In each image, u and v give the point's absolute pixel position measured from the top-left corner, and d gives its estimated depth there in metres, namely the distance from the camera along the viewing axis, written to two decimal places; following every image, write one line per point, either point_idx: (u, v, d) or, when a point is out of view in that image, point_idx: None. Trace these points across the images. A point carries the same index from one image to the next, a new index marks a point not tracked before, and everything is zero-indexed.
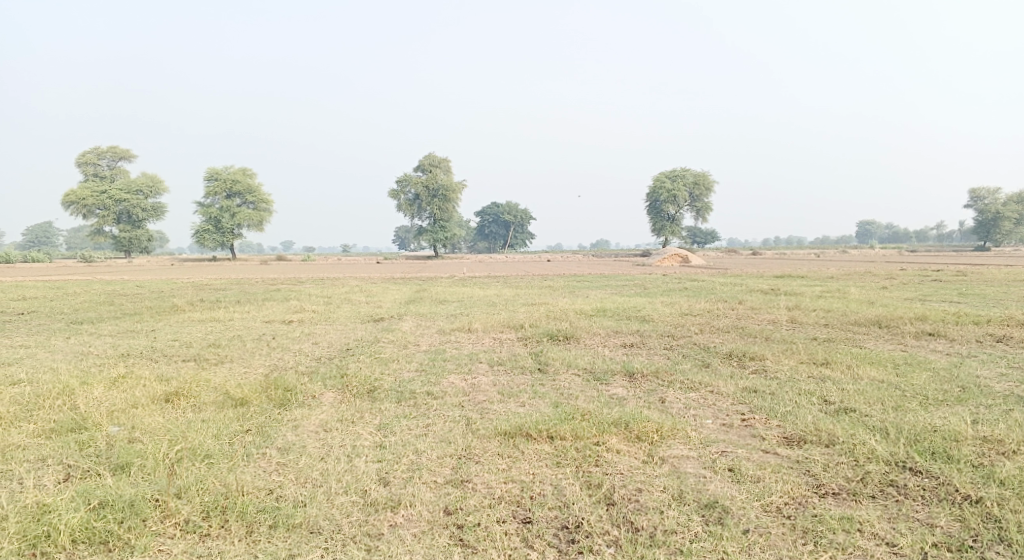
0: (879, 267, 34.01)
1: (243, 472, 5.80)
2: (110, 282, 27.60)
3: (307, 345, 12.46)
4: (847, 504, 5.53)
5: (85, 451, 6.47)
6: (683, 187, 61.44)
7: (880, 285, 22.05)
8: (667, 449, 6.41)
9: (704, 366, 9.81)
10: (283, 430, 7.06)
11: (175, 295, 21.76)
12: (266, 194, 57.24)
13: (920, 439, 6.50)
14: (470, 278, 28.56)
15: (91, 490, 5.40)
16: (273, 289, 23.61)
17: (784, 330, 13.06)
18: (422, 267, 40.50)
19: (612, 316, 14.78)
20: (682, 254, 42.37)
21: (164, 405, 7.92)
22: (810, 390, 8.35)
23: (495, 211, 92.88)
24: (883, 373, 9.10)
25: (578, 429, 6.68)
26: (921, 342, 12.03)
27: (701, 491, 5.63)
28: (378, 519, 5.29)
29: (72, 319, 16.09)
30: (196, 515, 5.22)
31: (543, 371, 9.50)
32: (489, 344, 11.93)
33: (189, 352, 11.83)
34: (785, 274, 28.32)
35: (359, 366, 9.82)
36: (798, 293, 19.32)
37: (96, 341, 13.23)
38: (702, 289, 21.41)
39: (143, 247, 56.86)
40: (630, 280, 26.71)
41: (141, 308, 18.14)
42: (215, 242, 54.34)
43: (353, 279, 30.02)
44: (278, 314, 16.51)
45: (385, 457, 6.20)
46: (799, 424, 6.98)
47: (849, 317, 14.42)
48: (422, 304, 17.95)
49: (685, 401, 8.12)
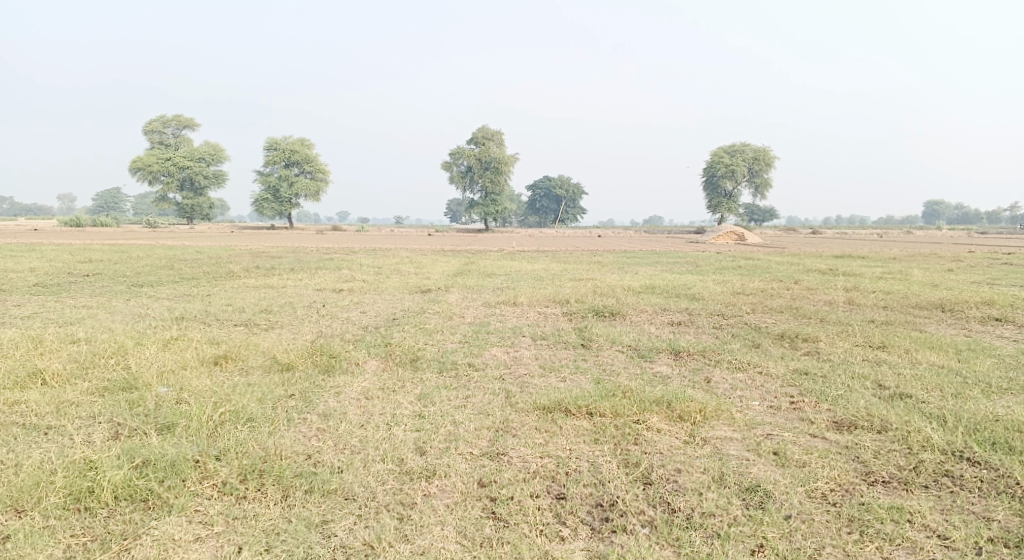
0: (947, 249, 32.61)
1: (283, 437, 5.87)
2: (172, 247, 28.45)
3: (354, 313, 12.59)
4: (897, 494, 5.29)
5: (134, 409, 6.66)
6: (742, 162, 59.90)
7: (946, 268, 21.09)
8: (710, 430, 6.24)
9: (754, 346, 9.55)
10: (325, 396, 7.14)
11: (232, 261, 22.28)
12: (324, 164, 57.99)
13: (980, 428, 6.19)
14: (520, 252, 28.50)
15: (135, 449, 5.54)
16: (326, 258, 23.94)
17: (840, 311, 12.63)
18: (472, 240, 40.57)
19: (661, 293, 14.53)
20: (737, 232, 41.37)
21: (213, 368, 8.10)
22: (864, 374, 8.05)
23: (547, 184, 92.28)
24: (944, 358, 8.70)
25: (618, 406, 6.57)
26: (986, 327, 11.48)
27: (742, 474, 5.46)
28: (412, 489, 5.29)
29: (133, 282, 16.63)
30: (234, 477, 5.30)
31: (587, 347, 9.38)
32: (534, 317, 11.85)
33: (241, 317, 12.10)
34: (844, 254, 27.41)
35: (403, 336, 9.87)
36: (857, 274, 18.66)
37: (153, 304, 13.65)
38: (756, 268, 20.84)
39: (204, 215, 58.47)
40: (682, 256, 26.30)
41: (198, 274, 18.61)
42: (273, 210, 55.42)
43: (404, 249, 30.26)
44: (329, 283, 16.73)
45: (424, 427, 6.20)
46: (851, 408, 6.72)
47: (910, 299, 13.85)
48: (470, 276, 17.98)
49: (732, 381, 7.91)
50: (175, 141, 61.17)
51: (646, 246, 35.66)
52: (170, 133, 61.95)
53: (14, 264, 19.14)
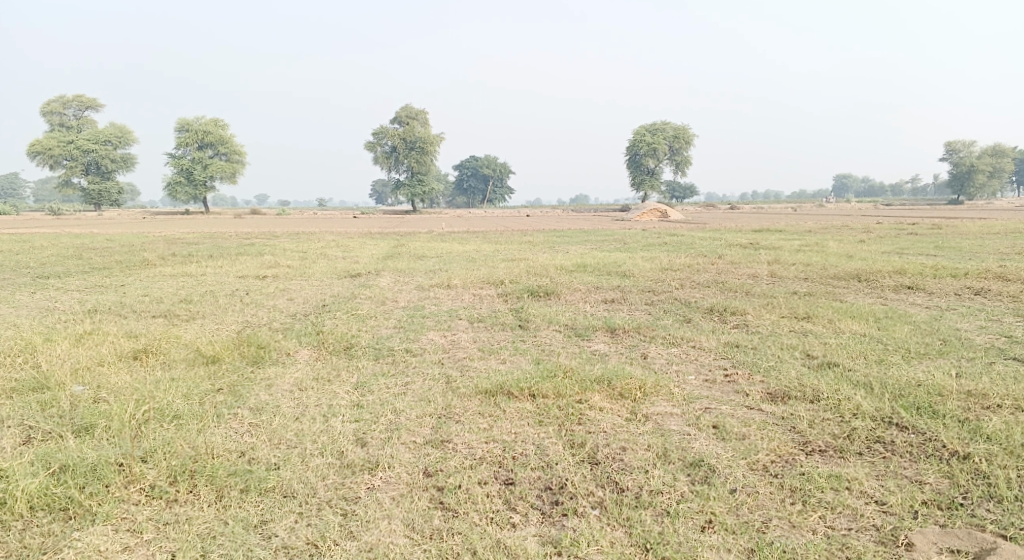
0: (856, 220, 33.99)
1: (213, 434, 5.57)
2: (80, 236, 26.87)
3: (282, 300, 12.16)
4: (834, 462, 5.45)
5: (47, 411, 6.21)
6: (663, 140, 60.98)
7: (858, 239, 22.01)
8: (651, 407, 6.28)
9: (687, 321, 9.70)
10: (255, 389, 6.83)
11: (145, 249, 21.20)
12: (240, 146, 55.94)
13: (904, 393, 6.44)
14: (448, 232, 28.21)
15: (51, 455, 5.16)
16: (247, 244, 23.08)
17: (764, 284, 13.00)
18: (398, 222, 39.96)
19: (593, 271, 14.62)
20: (660, 208, 42.08)
21: (132, 364, 7.65)
22: (793, 344, 8.28)
23: (472, 165, 91.76)
24: (865, 327, 9.04)
25: (559, 387, 6.53)
26: (900, 295, 12.00)
27: (686, 449, 5.51)
28: (355, 482, 5.12)
29: (38, 273, 15.61)
30: (162, 480, 5.00)
31: (524, 327, 9.34)
32: (469, 299, 11.72)
33: (160, 308, 11.51)
34: (762, 229, 28.26)
35: (336, 323, 9.57)
36: (777, 247, 19.27)
37: (62, 297, 12.83)
38: (681, 243, 21.26)
39: (113, 201, 55.65)
40: (610, 234, 26.55)
41: (110, 263, 17.66)
42: (188, 195, 53.12)
43: (329, 233, 29.51)
44: (252, 269, 16.11)
45: (363, 416, 6.01)
46: (784, 379, 6.89)
47: (829, 270, 14.36)
48: (400, 259, 17.67)
49: (667, 357, 8.01)
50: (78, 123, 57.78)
51: (574, 224, 35.90)
52: (71, 115, 58.42)
53: None
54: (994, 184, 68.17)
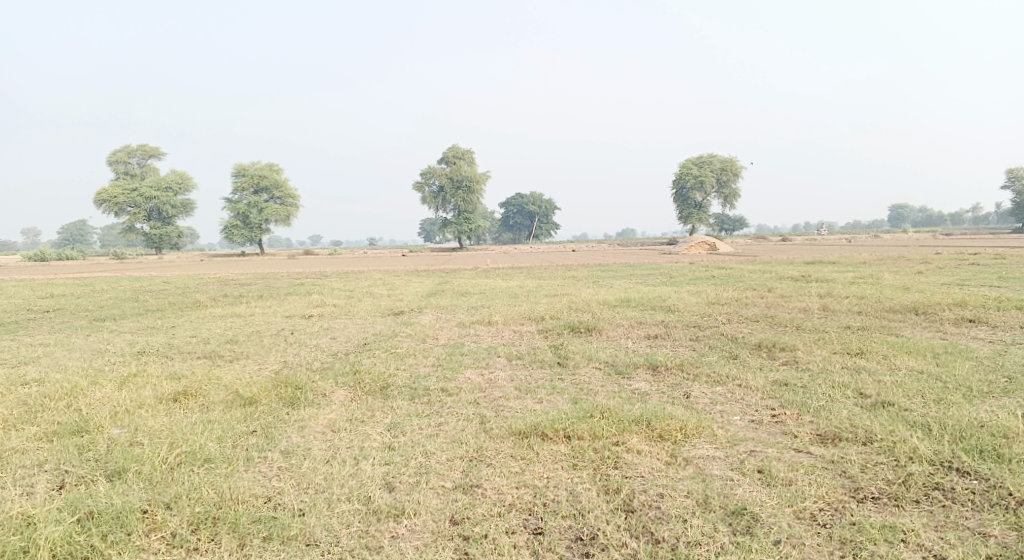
0: (913, 251, 32.86)
1: (241, 479, 5.52)
2: (138, 278, 27.77)
3: (324, 340, 12.21)
4: (888, 511, 5.08)
5: (84, 455, 6.26)
6: (710, 173, 60.42)
7: (915, 270, 21.22)
8: (692, 449, 6.00)
9: (732, 358, 9.36)
10: (289, 432, 6.77)
11: (199, 290, 21.71)
12: (292, 188, 57.43)
13: (966, 436, 6.01)
14: (494, 269, 28.21)
15: (80, 500, 5.17)
16: (297, 283, 23.46)
17: (815, 318, 12.54)
18: (446, 259, 40.26)
19: (637, 306, 14.36)
20: (709, 241, 41.47)
21: (171, 406, 7.69)
22: (844, 382, 7.88)
23: (519, 202, 92.34)
24: (923, 363, 8.57)
25: (596, 428, 6.29)
26: (961, 329, 11.41)
27: (727, 496, 5.22)
28: (380, 530, 4.97)
29: (95, 316, 16.08)
30: (184, 528, 4.94)
31: (563, 365, 9.13)
32: (509, 337, 11.56)
33: (205, 349, 11.66)
34: (814, 261, 27.51)
35: (374, 362, 9.52)
36: (830, 279, 18.67)
37: (115, 339, 13.14)
38: (729, 277, 20.81)
39: (173, 244, 57.53)
40: (657, 268, 26.24)
41: (164, 304, 18.11)
42: (243, 237, 54.57)
43: (378, 271, 29.84)
44: (298, 309, 16.30)
45: (393, 460, 5.88)
46: (834, 420, 6.52)
47: (884, 303, 13.80)
48: (444, 296, 17.68)
49: (711, 396, 7.70)
50: (141, 170, 60.23)
51: (621, 258, 35.62)
52: (135, 163, 60.97)
53: None
54: None
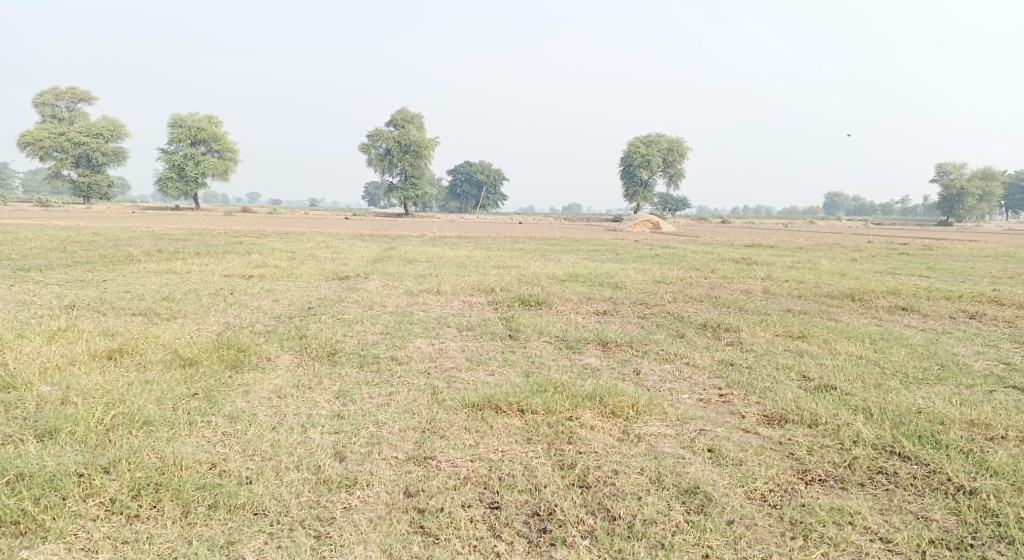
0: (847, 239, 33.88)
1: (183, 443, 5.29)
2: (65, 228, 26.43)
3: (266, 301, 11.86)
4: (835, 493, 5.24)
5: (11, 412, 5.90)
6: (657, 152, 60.97)
7: (850, 257, 21.90)
8: (644, 427, 6.02)
9: (679, 337, 9.47)
10: (232, 396, 6.53)
11: (132, 243, 20.84)
12: (233, 143, 55.52)
13: (905, 421, 6.22)
14: (440, 237, 27.90)
15: (9, 461, 4.88)
16: (235, 242, 22.71)
17: (758, 300, 12.80)
18: (390, 224, 39.65)
19: (585, 282, 14.40)
20: (653, 220, 41.90)
21: (106, 364, 7.34)
22: (788, 364, 8.05)
23: (467, 170, 91.56)
24: (862, 349, 8.83)
25: (549, 403, 6.26)
26: (895, 317, 11.80)
27: (680, 475, 5.28)
28: (331, 501, 4.85)
29: (18, 266, 15.23)
30: (124, 494, 4.71)
31: (513, 338, 9.08)
32: (457, 307, 11.44)
33: (141, 306, 11.19)
34: (754, 244, 28.12)
35: (320, 327, 9.27)
36: (770, 263, 19.10)
37: (41, 290, 12.47)
38: (673, 256, 21.04)
39: (103, 194, 55.01)
40: (602, 244, 26.35)
41: (94, 257, 17.27)
42: (179, 190, 52.53)
43: (321, 233, 29.13)
44: (238, 268, 15.78)
45: (343, 428, 5.73)
46: (780, 402, 6.65)
47: (822, 288, 14.18)
48: (390, 263, 17.39)
49: (660, 374, 7.77)
50: (70, 114, 57.18)
51: (568, 233, 35.69)
52: (63, 106, 57.81)
53: None
54: (983, 208, 68.43)
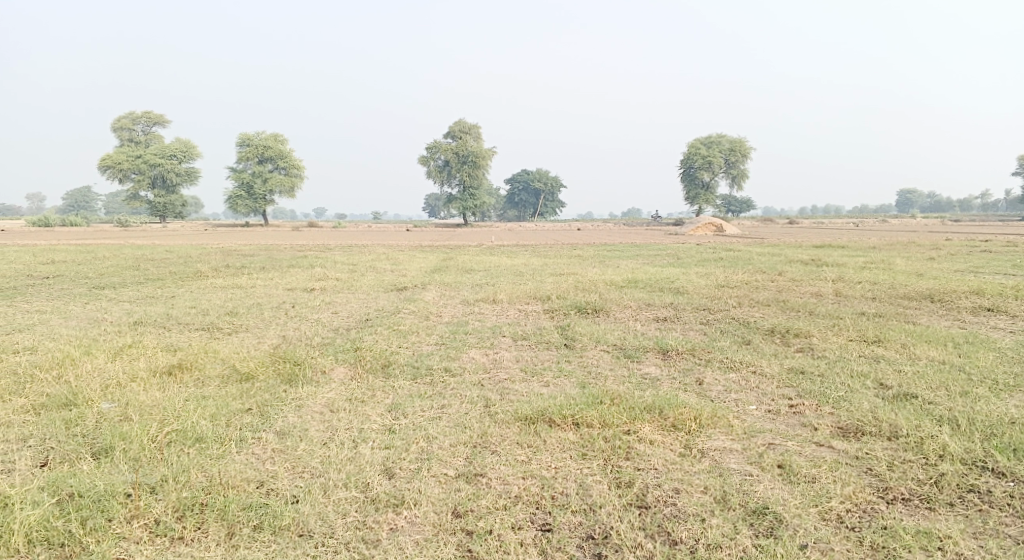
0: (923, 237, 32.25)
1: (232, 462, 5.24)
2: (141, 247, 27.43)
3: (326, 314, 11.91)
4: (921, 514, 4.82)
5: (71, 430, 5.97)
6: (719, 153, 59.67)
7: (927, 256, 20.79)
8: (707, 440, 5.68)
9: (745, 343, 9.03)
10: (285, 411, 6.47)
11: (201, 260, 21.42)
12: (299, 160, 56.97)
13: (998, 433, 5.70)
14: (498, 246, 27.88)
15: (62, 481, 4.92)
16: (299, 256, 23.12)
17: (829, 303, 12.18)
18: (449, 235, 39.81)
19: (645, 288, 14.01)
20: (716, 223, 40.93)
21: (166, 379, 7.40)
22: (864, 371, 7.55)
23: (525, 179, 91.67)
24: (944, 353, 8.22)
25: (606, 416, 5.97)
26: (980, 318, 11.04)
27: (747, 493, 4.94)
28: (377, 522, 4.70)
29: (94, 284, 15.77)
30: (168, 515, 4.67)
31: (570, 347, 8.81)
32: (514, 316, 11.24)
33: (205, 321, 11.37)
34: (823, 244, 27.08)
35: (376, 339, 9.20)
36: (841, 264, 18.25)
37: (113, 308, 12.86)
38: (738, 259, 20.38)
39: (177, 213, 57.13)
40: (663, 249, 25.77)
41: (165, 274, 17.79)
42: (248, 207, 54.15)
43: (382, 245, 29.50)
44: (300, 282, 16.00)
45: (393, 444, 5.57)
46: (856, 412, 6.20)
47: (898, 290, 13.42)
48: (448, 273, 17.35)
49: (725, 383, 7.37)
50: (146, 138, 59.70)
51: (627, 238, 35.22)
52: (140, 130, 60.28)
53: None
54: None
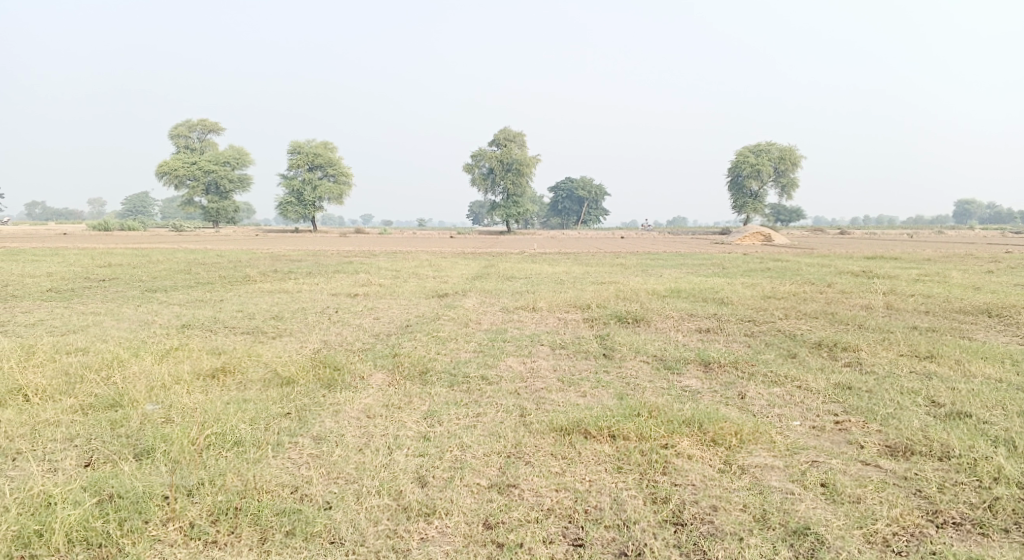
0: (981, 248, 31.11)
1: (268, 466, 5.29)
2: (192, 251, 28.06)
3: (367, 320, 12.02)
4: (972, 541, 4.62)
5: (116, 430, 6.11)
6: (768, 162, 58.60)
7: (985, 269, 20.02)
8: (748, 457, 5.53)
9: (790, 357, 8.79)
10: (322, 416, 6.52)
11: (249, 264, 21.84)
12: (347, 167, 57.85)
13: None
14: (541, 253, 27.82)
15: (104, 481, 5.04)
16: (344, 261, 23.42)
17: (879, 317, 11.81)
18: (493, 242, 40.02)
19: (688, 298, 13.80)
20: (763, 232, 40.21)
21: (208, 382, 7.52)
22: (914, 388, 7.27)
23: (570, 187, 91.49)
24: (1001, 371, 7.88)
25: (643, 428, 5.86)
26: None
27: (788, 512, 4.80)
28: (408, 531, 4.71)
29: (147, 287, 16.21)
30: (203, 519, 4.74)
31: (609, 357, 8.70)
32: (553, 324, 11.17)
33: (250, 324, 11.57)
34: (875, 255, 26.36)
35: (415, 345, 9.23)
36: (893, 276, 17.70)
37: (163, 310, 13.18)
38: (786, 270, 19.91)
39: (229, 218, 58.50)
40: (707, 258, 25.37)
41: (214, 278, 18.20)
42: (297, 214, 55.18)
43: (426, 252, 29.77)
44: (344, 287, 16.20)
45: (428, 451, 5.56)
46: (905, 430, 5.97)
47: (953, 303, 12.94)
48: (489, 280, 17.37)
49: (768, 397, 7.18)
50: (201, 145, 61.41)
51: (671, 247, 34.83)
52: (195, 137, 62.06)
53: (32, 268, 18.85)
54: None
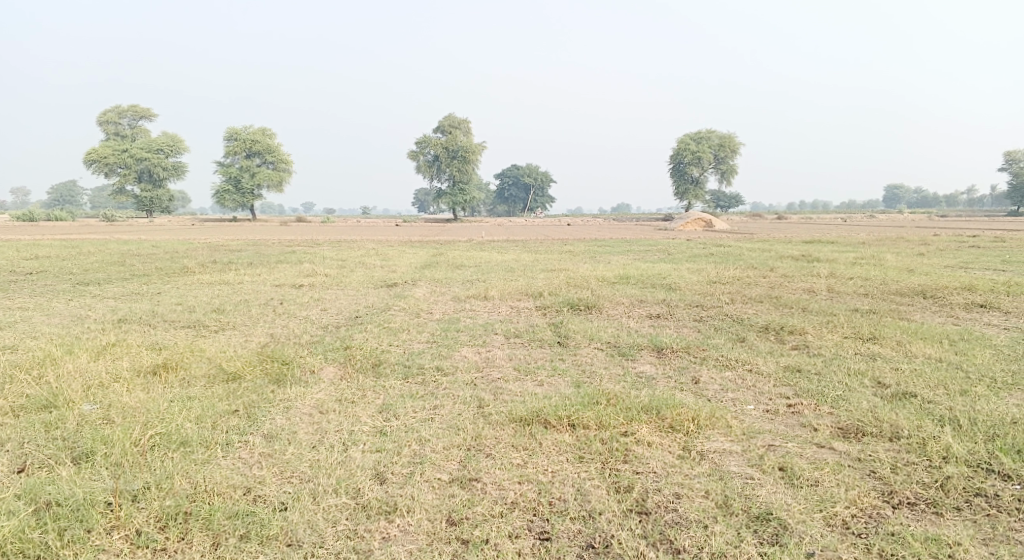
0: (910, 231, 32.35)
1: (218, 467, 5.07)
2: (126, 243, 26.92)
3: (315, 311, 11.72)
4: (927, 520, 4.73)
5: (51, 433, 5.77)
6: (709, 149, 59.62)
7: (917, 251, 20.75)
8: (707, 442, 5.55)
9: (740, 341, 8.91)
10: (272, 413, 6.29)
11: (188, 255, 21.09)
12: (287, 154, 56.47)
13: (1000, 433, 5.60)
14: (488, 241, 27.67)
15: (39, 488, 4.75)
16: (287, 251, 22.85)
17: (821, 300, 12.10)
18: (440, 230, 39.65)
19: (637, 284, 13.89)
20: (706, 219, 40.93)
21: (149, 380, 7.18)
22: (861, 370, 7.44)
23: (515, 174, 91.42)
24: (941, 351, 8.13)
25: (602, 417, 5.82)
26: (973, 315, 10.97)
27: (750, 498, 4.83)
28: (369, 531, 4.57)
29: (79, 280, 15.48)
30: (150, 526, 4.51)
31: (563, 345, 8.67)
32: (506, 313, 11.09)
33: (191, 318, 11.15)
34: (813, 240, 27.09)
35: (365, 337, 9.02)
36: (832, 260, 18.17)
37: (96, 305, 12.59)
38: (729, 255, 20.26)
39: (164, 207, 56.50)
40: (652, 244, 25.67)
41: (151, 270, 17.50)
42: (235, 202, 53.62)
43: (371, 240, 29.29)
44: (289, 278, 15.77)
45: (385, 446, 5.41)
46: (856, 411, 6.09)
47: (890, 285, 13.35)
48: (438, 268, 17.17)
49: (721, 382, 7.25)
50: (133, 132, 59.07)
51: (618, 233, 35.18)
52: (126, 124, 59.69)
53: None
54: None
